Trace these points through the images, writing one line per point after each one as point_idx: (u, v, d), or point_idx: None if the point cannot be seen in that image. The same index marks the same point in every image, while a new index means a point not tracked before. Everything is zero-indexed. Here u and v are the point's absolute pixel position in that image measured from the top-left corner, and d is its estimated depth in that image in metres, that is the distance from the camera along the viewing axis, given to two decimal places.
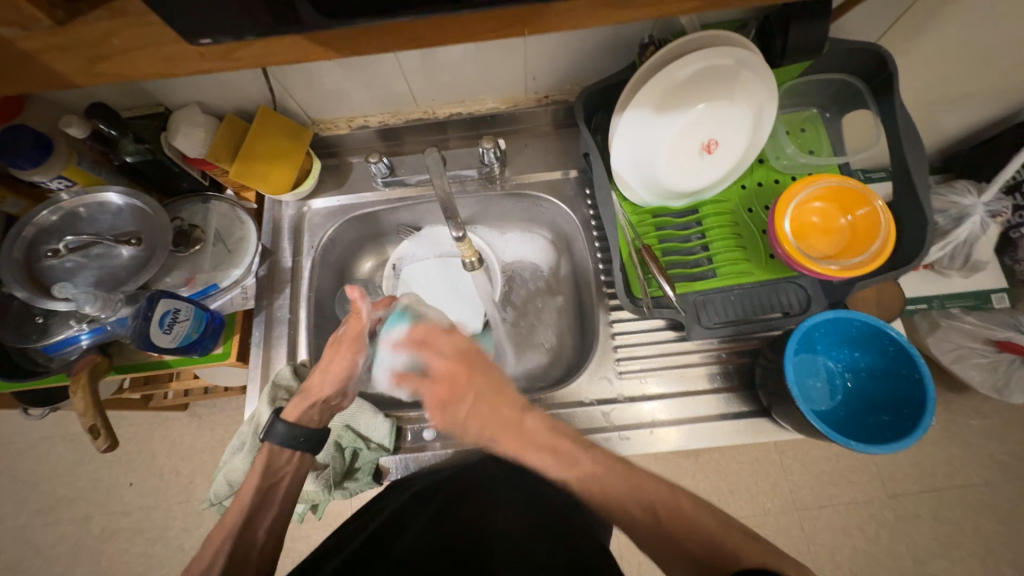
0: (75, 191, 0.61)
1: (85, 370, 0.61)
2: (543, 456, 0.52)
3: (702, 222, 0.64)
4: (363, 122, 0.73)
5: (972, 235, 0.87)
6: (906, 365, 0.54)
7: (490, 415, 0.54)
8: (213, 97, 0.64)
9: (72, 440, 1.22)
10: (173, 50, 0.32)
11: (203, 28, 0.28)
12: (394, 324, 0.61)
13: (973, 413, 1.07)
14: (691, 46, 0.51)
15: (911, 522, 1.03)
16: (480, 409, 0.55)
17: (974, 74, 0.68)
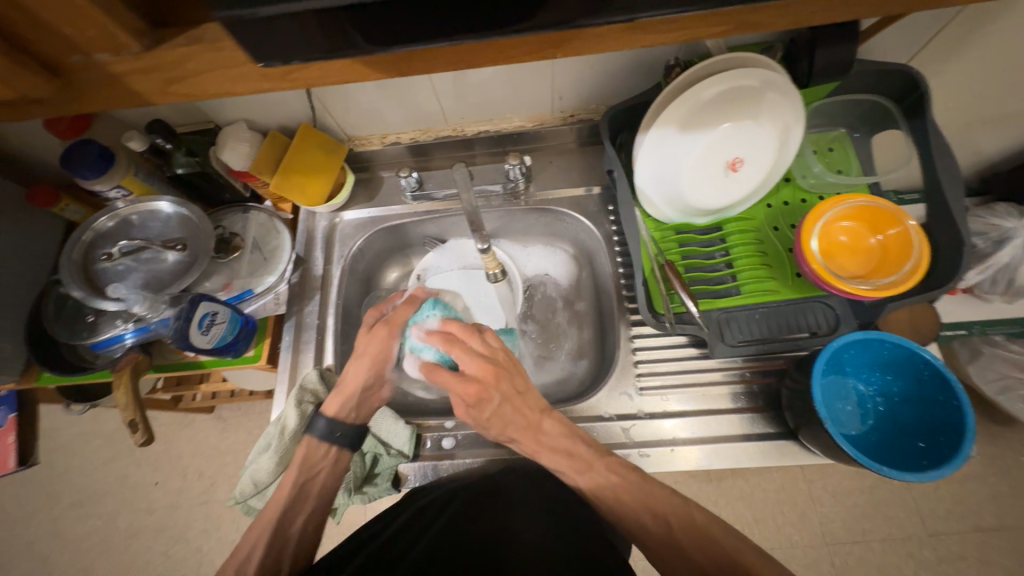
0: (130, 200, 0.66)
1: (128, 367, 0.64)
2: (556, 458, 0.55)
3: (726, 239, 0.64)
4: (395, 139, 0.77)
5: (1016, 260, 0.83)
6: (942, 390, 0.52)
7: (514, 415, 0.57)
8: (259, 114, 0.68)
9: (106, 437, 1.28)
10: (236, 72, 0.35)
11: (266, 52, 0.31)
12: (427, 314, 0.67)
13: (1021, 449, 1.01)
14: (718, 67, 0.52)
15: (953, 564, 0.96)
16: (505, 409, 0.57)
17: (1013, 95, 0.67)
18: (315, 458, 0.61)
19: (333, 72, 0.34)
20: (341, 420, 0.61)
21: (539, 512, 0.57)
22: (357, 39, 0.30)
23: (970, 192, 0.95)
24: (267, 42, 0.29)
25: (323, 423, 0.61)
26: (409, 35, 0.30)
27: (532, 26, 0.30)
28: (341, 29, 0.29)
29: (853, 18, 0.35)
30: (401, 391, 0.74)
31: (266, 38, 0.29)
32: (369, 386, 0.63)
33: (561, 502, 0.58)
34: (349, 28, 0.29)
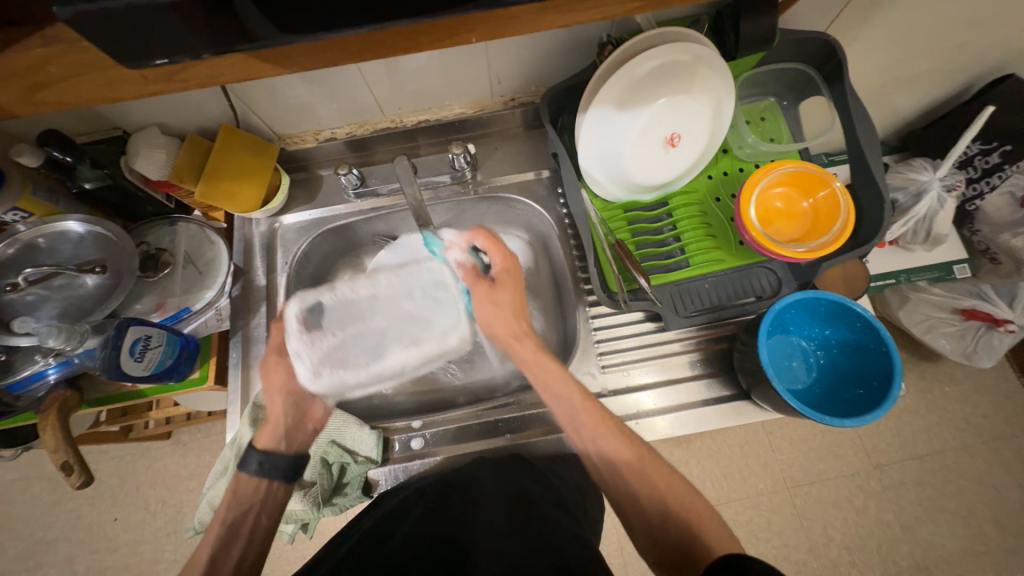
0: (33, 222, 0.59)
1: (54, 408, 0.58)
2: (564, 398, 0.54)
3: (672, 214, 0.66)
4: (330, 134, 0.72)
5: (932, 211, 0.89)
6: (874, 338, 0.56)
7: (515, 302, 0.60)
8: (173, 117, 0.63)
9: (48, 480, 1.17)
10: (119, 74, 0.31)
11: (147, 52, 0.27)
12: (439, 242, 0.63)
13: (946, 380, 1.12)
14: (650, 43, 0.52)
15: (896, 490, 1.06)
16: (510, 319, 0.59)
17: (920, 57, 0.72)
18: (246, 493, 0.56)
19: (227, 66, 0.31)
20: (271, 453, 0.57)
21: (508, 503, 0.55)
22: (256, 33, 0.27)
23: (891, 149, 1.02)
24: (139, 40, 0.26)
25: (254, 464, 0.56)
26: (306, 23, 0.27)
27: (439, 13, 0.28)
28: (232, 21, 0.26)
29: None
30: (366, 395, 0.72)
31: (141, 37, 0.26)
32: (295, 410, 0.59)
33: (534, 487, 0.58)
34: (239, 17, 0.26)
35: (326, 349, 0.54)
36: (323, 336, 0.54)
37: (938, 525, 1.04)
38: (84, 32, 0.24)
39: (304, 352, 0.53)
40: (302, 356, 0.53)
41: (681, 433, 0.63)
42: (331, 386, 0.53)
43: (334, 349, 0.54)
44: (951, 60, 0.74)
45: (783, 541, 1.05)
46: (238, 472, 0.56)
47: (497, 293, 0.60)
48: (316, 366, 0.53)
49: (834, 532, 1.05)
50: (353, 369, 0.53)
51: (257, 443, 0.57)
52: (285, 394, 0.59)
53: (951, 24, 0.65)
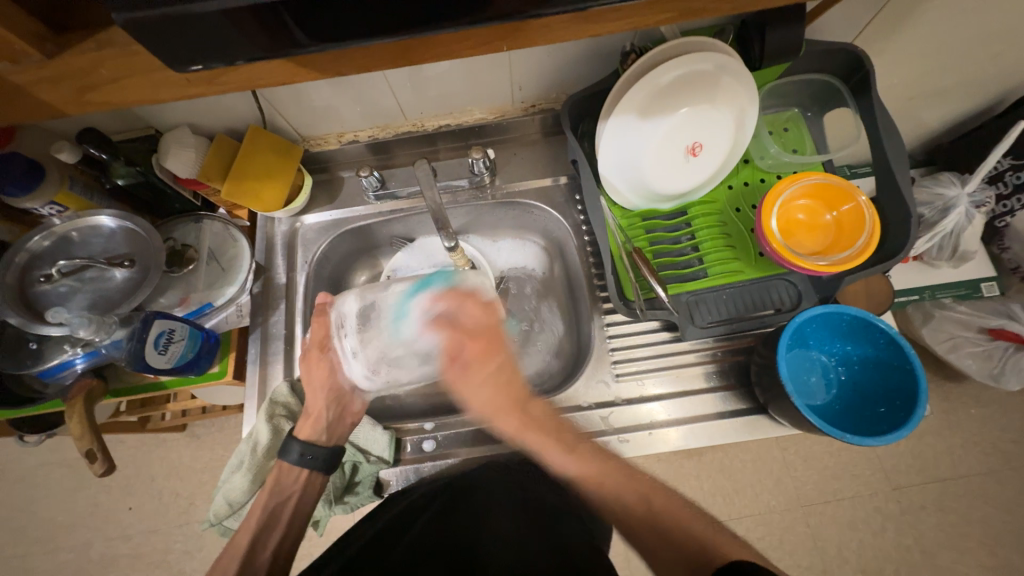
0: (67, 216, 0.61)
1: (80, 397, 0.60)
2: (551, 448, 0.54)
3: (691, 223, 0.65)
4: (353, 137, 0.74)
5: (959, 226, 0.87)
6: (898, 356, 0.55)
7: (502, 373, 0.57)
8: (204, 117, 0.64)
9: (68, 466, 1.20)
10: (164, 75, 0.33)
11: (192, 56, 0.28)
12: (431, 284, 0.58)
13: (971, 401, 1.08)
14: (673, 52, 0.52)
15: (916, 514, 1.03)
16: (501, 372, 0.57)
17: (950, 70, 0.70)
18: (287, 484, 0.57)
19: (264, 71, 0.32)
20: (313, 444, 0.57)
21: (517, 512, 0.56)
22: (297, 38, 0.28)
23: (917, 163, 0.99)
24: (186, 46, 0.27)
25: (296, 454, 0.56)
26: (343, 30, 0.28)
27: (473, 21, 0.29)
28: (274, 28, 0.27)
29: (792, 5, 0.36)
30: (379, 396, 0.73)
31: (188, 42, 0.27)
32: (335, 405, 0.59)
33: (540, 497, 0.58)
34: (281, 25, 0.27)
35: (377, 358, 0.56)
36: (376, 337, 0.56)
37: (960, 552, 1.00)
38: (136, 36, 0.25)
39: (360, 349, 0.56)
40: (358, 358, 0.56)
41: (695, 445, 0.62)
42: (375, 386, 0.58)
43: (385, 357, 0.56)
44: (983, 73, 0.72)
45: (796, 561, 1.03)
46: (281, 459, 0.57)
47: (470, 376, 0.56)
48: (370, 366, 0.56)
49: (849, 554, 1.02)
50: (402, 371, 0.56)
51: (299, 434, 0.57)
52: (332, 389, 0.59)
53: (985, 37, 0.63)
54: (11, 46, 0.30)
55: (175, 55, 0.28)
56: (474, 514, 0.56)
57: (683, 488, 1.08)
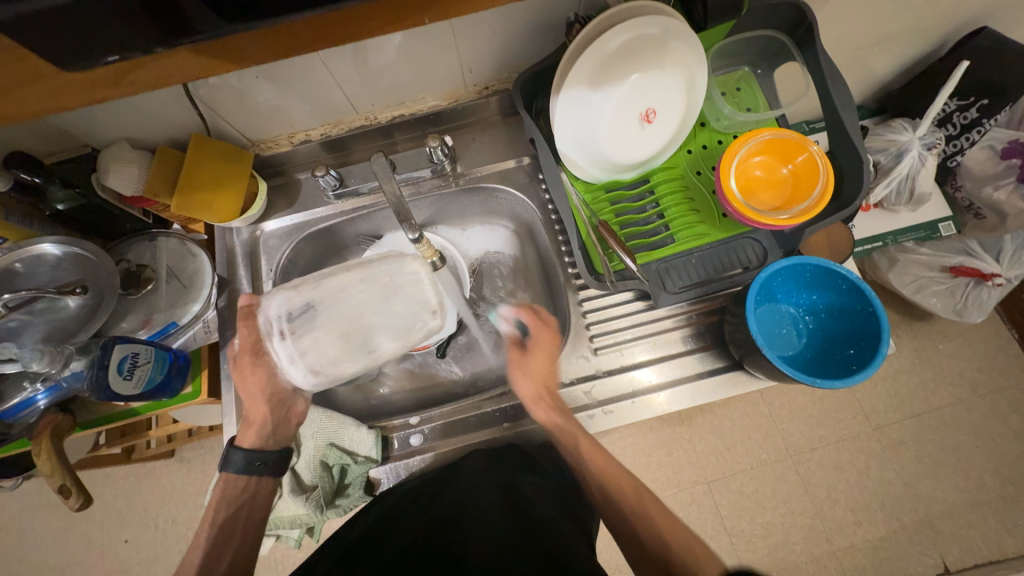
0: (7, 247, 0.57)
1: (47, 432, 0.57)
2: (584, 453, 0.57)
3: (654, 191, 0.66)
4: (305, 137, 0.72)
5: (913, 170, 0.89)
6: (859, 300, 0.57)
7: (544, 367, 0.61)
8: (142, 130, 0.61)
9: (55, 508, 1.17)
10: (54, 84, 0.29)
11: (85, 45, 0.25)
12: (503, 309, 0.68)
13: (939, 337, 1.13)
14: (617, 19, 0.52)
15: (896, 449, 1.08)
16: (546, 374, 0.61)
17: (892, 16, 0.71)
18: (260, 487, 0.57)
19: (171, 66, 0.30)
20: (260, 451, 0.57)
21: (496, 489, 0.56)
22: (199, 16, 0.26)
23: (870, 112, 1.02)
24: (74, 39, 0.25)
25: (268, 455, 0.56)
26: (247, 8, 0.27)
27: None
28: (177, 11, 0.25)
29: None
30: (363, 397, 0.73)
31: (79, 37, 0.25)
32: (278, 411, 0.58)
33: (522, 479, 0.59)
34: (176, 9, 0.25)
35: (317, 353, 0.52)
36: (304, 335, 0.52)
37: (939, 480, 1.06)
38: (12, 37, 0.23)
39: (289, 349, 0.52)
40: (296, 361, 0.52)
41: (677, 408, 0.63)
42: (315, 382, 0.53)
43: (324, 350, 0.52)
44: (923, 16, 0.74)
45: (789, 508, 1.07)
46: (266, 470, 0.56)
47: (527, 361, 0.61)
48: (309, 366, 0.52)
49: (838, 495, 1.07)
50: (341, 366, 0.52)
51: (242, 439, 0.57)
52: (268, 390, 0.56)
53: None
54: None
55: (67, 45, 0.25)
56: (457, 496, 0.57)
57: (677, 452, 1.11)
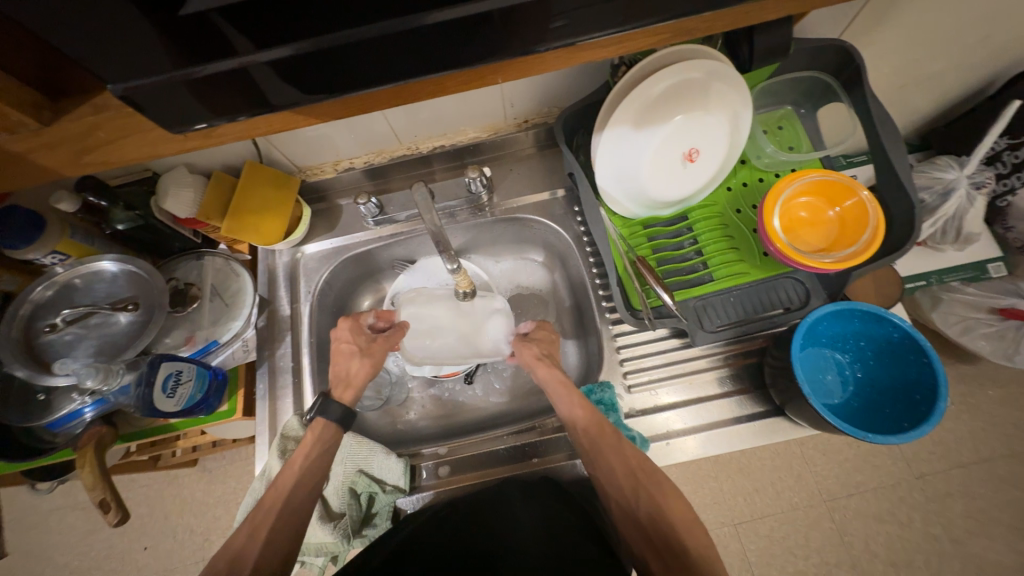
0: (70, 264, 0.60)
1: (92, 445, 0.59)
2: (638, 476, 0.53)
3: (692, 228, 0.65)
4: (349, 164, 0.74)
5: (961, 210, 0.86)
6: (914, 349, 0.54)
7: None
8: (201, 157, 0.65)
9: (82, 509, 1.19)
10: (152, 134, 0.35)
11: (197, 116, 0.30)
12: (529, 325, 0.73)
13: (989, 383, 1.07)
14: (662, 63, 0.52)
15: (942, 502, 1.01)
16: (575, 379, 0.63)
17: (941, 56, 0.70)
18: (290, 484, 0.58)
19: (266, 124, 0.35)
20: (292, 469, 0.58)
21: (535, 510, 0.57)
22: (262, 96, 0.30)
23: (913, 148, 0.99)
24: (181, 110, 0.29)
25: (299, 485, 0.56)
26: (336, 85, 0.30)
27: (459, 67, 0.30)
28: (253, 85, 0.29)
29: (803, 11, 0.36)
30: (390, 421, 0.74)
31: (183, 106, 0.29)
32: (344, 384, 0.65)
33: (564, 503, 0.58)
34: (275, 86, 0.29)
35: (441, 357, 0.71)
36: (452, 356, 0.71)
37: (991, 539, 0.98)
38: (157, 102, 0.28)
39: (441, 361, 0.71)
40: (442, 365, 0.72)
41: (713, 453, 0.61)
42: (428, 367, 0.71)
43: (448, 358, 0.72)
44: (973, 57, 0.72)
45: (823, 559, 1.01)
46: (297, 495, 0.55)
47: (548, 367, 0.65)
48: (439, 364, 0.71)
49: (877, 548, 1.00)
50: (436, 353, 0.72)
51: (343, 399, 0.64)
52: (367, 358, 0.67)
53: (973, 21, 0.63)
54: (10, 118, 0.31)
55: (180, 115, 0.30)
56: (501, 520, 0.58)
57: (703, 491, 1.06)
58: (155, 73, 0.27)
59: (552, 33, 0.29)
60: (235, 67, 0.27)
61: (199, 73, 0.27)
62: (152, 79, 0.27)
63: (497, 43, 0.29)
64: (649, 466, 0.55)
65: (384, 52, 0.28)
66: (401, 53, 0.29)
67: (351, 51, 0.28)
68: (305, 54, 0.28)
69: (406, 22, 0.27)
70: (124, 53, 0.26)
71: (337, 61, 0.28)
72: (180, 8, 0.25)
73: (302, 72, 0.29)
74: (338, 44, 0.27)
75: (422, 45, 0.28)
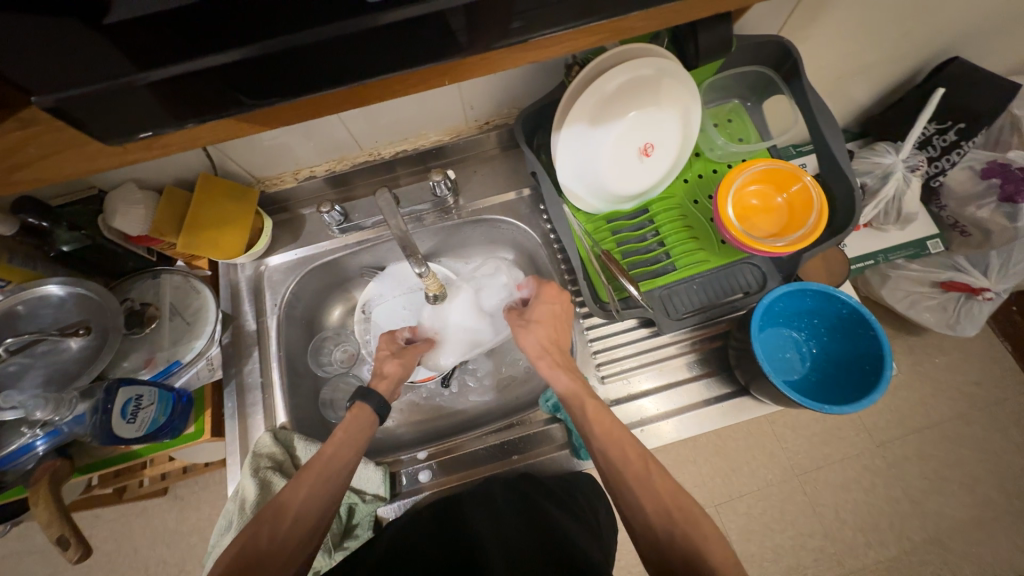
0: (11, 289, 0.57)
1: (45, 479, 0.56)
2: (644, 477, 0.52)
3: (654, 220, 0.67)
4: (310, 173, 0.73)
5: (900, 191, 0.91)
6: (862, 323, 0.58)
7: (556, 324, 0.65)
8: (150, 171, 0.62)
9: (40, 553, 1.11)
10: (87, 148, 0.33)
11: (137, 126, 0.29)
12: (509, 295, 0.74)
13: (935, 351, 1.15)
14: (614, 61, 0.54)
15: (901, 466, 1.07)
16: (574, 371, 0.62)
17: (870, 49, 0.75)
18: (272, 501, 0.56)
19: (214, 133, 0.34)
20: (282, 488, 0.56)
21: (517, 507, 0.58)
22: (206, 104, 0.30)
23: (854, 136, 1.05)
24: (119, 120, 0.29)
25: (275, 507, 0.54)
26: (284, 89, 0.30)
27: (410, 69, 0.31)
28: (196, 92, 0.28)
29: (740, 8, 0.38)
30: None
31: (122, 116, 0.28)
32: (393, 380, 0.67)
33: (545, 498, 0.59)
34: (219, 93, 0.29)
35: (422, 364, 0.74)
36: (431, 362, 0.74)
37: (946, 496, 1.05)
38: (93, 113, 0.27)
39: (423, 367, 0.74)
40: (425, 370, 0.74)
41: (687, 436, 0.63)
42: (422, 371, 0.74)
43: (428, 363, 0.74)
44: (899, 49, 0.78)
45: (798, 530, 1.05)
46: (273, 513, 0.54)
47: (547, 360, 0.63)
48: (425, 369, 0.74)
49: (846, 515, 1.05)
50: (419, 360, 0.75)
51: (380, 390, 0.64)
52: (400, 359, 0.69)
53: (896, 16, 0.68)
54: None
55: (119, 126, 0.29)
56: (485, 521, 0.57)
57: (683, 475, 1.09)
58: (87, 83, 0.26)
59: (513, 33, 0.30)
60: (175, 75, 0.27)
61: (137, 82, 0.27)
62: (84, 89, 0.26)
63: (446, 44, 0.30)
64: (657, 467, 0.53)
65: (332, 57, 0.28)
66: (351, 55, 0.29)
67: (298, 57, 0.28)
68: (249, 60, 0.27)
69: (351, 25, 0.27)
70: (55, 64, 0.25)
71: (283, 66, 0.28)
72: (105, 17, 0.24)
73: (247, 78, 0.28)
74: (283, 49, 0.27)
75: (370, 47, 0.28)
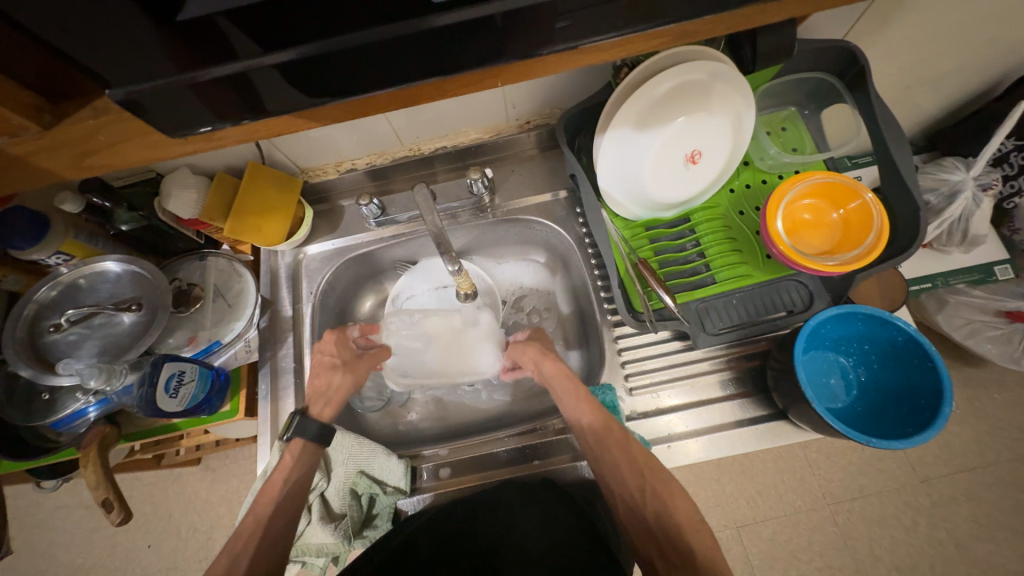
0: (74, 264, 0.61)
1: (95, 445, 0.60)
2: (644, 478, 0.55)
3: (695, 230, 0.65)
4: (351, 165, 0.75)
5: (967, 211, 0.84)
6: (919, 353, 0.54)
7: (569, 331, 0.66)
8: (204, 158, 0.65)
9: (87, 507, 1.20)
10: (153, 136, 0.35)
11: (196, 120, 0.30)
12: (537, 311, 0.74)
13: (995, 386, 1.06)
14: (664, 64, 0.52)
15: (947, 506, 1.00)
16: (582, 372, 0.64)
17: (947, 56, 0.69)
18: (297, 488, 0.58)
19: (268, 128, 0.35)
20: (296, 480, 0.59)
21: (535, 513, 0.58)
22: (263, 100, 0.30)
23: (919, 149, 0.98)
24: (180, 114, 0.29)
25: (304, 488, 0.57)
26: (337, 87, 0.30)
27: (460, 70, 0.30)
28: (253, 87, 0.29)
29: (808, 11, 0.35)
30: (392, 422, 0.75)
31: (182, 110, 0.29)
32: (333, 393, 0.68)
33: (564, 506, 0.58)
34: (275, 90, 0.29)
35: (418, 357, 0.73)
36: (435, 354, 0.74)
37: (997, 544, 0.97)
38: (158, 106, 0.28)
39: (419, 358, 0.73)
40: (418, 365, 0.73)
41: (716, 457, 0.60)
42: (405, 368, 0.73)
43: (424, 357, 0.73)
44: (980, 57, 0.72)
45: (826, 563, 1.00)
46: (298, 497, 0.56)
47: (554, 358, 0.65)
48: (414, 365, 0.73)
49: (882, 552, 0.99)
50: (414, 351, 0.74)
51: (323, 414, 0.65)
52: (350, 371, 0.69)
53: (980, 21, 0.63)
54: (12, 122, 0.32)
55: (179, 119, 0.30)
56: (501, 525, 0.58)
57: (706, 494, 1.05)
58: (153, 77, 0.27)
59: (560, 33, 0.29)
60: (236, 71, 0.27)
61: (199, 77, 0.27)
62: (151, 83, 0.27)
63: (497, 45, 0.29)
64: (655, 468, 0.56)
65: (384, 57, 0.28)
66: (402, 56, 0.28)
67: (351, 56, 0.28)
68: (307, 58, 0.28)
69: (406, 25, 0.27)
70: (127, 57, 0.26)
71: (337, 65, 0.28)
72: (179, 13, 0.25)
73: (302, 76, 0.29)
74: (338, 49, 0.27)
75: (423, 48, 0.28)
